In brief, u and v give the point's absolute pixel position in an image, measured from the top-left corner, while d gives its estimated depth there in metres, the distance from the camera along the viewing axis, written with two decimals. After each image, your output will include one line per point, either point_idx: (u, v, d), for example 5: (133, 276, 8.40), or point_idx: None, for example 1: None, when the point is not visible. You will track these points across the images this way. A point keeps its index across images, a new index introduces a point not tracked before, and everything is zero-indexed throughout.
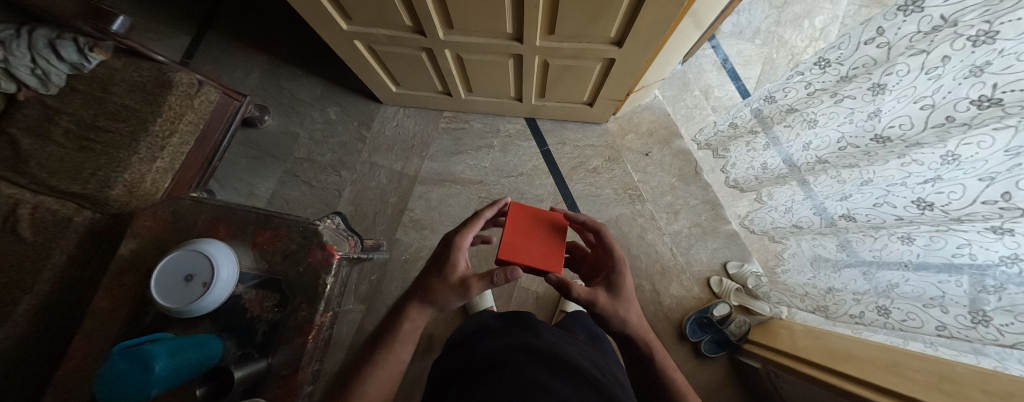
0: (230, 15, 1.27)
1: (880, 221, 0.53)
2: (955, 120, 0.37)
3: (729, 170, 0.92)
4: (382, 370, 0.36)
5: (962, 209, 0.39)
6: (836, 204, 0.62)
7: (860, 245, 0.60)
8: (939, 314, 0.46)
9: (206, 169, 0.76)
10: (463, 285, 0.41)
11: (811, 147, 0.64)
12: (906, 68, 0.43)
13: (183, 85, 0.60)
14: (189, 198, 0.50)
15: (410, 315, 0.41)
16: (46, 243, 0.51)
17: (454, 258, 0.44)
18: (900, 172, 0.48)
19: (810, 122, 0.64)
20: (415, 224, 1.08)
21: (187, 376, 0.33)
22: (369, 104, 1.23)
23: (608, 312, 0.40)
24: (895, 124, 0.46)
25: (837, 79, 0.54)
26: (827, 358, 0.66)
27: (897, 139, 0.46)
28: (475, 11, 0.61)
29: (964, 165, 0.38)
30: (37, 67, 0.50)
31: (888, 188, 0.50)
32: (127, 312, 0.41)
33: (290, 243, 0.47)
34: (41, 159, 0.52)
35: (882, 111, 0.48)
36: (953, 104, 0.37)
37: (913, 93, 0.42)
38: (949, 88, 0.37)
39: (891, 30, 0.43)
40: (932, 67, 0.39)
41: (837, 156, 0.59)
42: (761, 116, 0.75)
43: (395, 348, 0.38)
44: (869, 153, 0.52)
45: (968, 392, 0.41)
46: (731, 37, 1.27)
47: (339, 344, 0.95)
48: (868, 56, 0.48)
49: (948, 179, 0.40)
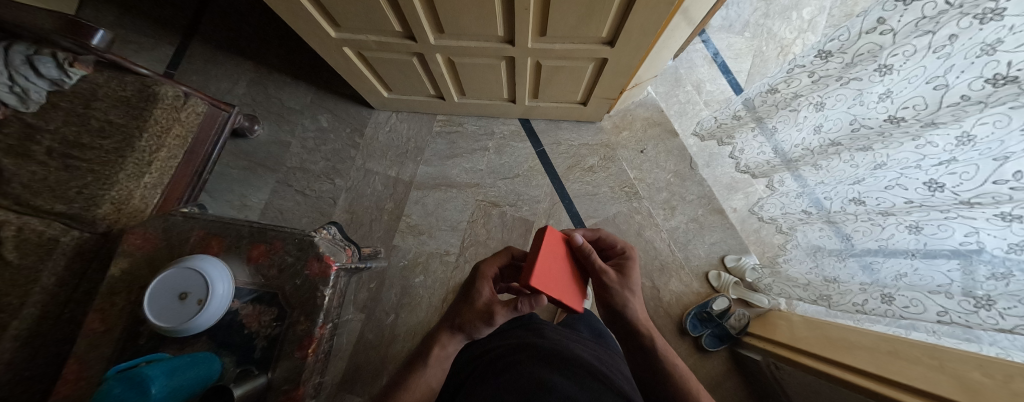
0: (213, 23, 1.24)
1: (891, 205, 0.52)
2: (970, 99, 0.35)
3: (739, 156, 0.91)
4: (412, 393, 0.37)
5: (973, 190, 0.37)
6: (848, 188, 0.60)
7: (867, 235, 0.59)
8: (943, 300, 0.47)
9: (197, 181, 0.75)
10: (484, 310, 0.39)
11: (822, 130, 0.61)
12: (913, 49, 0.41)
13: (168, 98, 0.59)
14: (180, 214, 0.48)
15: (443, 342, 0.41)
16: (33, 265, 0.49)
17: (480, 286, 0.43)
18: (914, 155, 0.45)
19: (818, 105, 0.62)
20: (411, 229, 1.08)
21: (186, 395, 0.32)
22: (360, 110, 1.22)
23: (615, 288, 0.43)
24: (910, 104, 0.43)
25: (842, 66, 0.53)
26: (825, 346, 0.69)
27: (911, 119, 0.43)
28: (465, 15, 0.60)
29: (979, 146, 0.36)
30: (14, 85, 0.49)
31: (901, 171, 0.48)
32: (122, 333, 0.41)
33: (286, 256, 0.45)
34: (28, 180, 0.50)
35: (893, 92, 0.45)
36: (967, 82, 0.34)
37: (924, 73, 0.40)
38: (962, 67, 0.35)
39: (894, 17, 0.42)
40: (940, 45, 0.37)
41: (850, 139, 0.56)
42: (766, 104, 0.74)
43: (425, 372, 0.39)
44: (883, 134, 0.49)
45: (970, 376, 0.42)
46: (721, 31, 1.27)
47: (340, 353, 0.94)
48: (873, 43, 0.46)
49: (962, 161, 0.38)
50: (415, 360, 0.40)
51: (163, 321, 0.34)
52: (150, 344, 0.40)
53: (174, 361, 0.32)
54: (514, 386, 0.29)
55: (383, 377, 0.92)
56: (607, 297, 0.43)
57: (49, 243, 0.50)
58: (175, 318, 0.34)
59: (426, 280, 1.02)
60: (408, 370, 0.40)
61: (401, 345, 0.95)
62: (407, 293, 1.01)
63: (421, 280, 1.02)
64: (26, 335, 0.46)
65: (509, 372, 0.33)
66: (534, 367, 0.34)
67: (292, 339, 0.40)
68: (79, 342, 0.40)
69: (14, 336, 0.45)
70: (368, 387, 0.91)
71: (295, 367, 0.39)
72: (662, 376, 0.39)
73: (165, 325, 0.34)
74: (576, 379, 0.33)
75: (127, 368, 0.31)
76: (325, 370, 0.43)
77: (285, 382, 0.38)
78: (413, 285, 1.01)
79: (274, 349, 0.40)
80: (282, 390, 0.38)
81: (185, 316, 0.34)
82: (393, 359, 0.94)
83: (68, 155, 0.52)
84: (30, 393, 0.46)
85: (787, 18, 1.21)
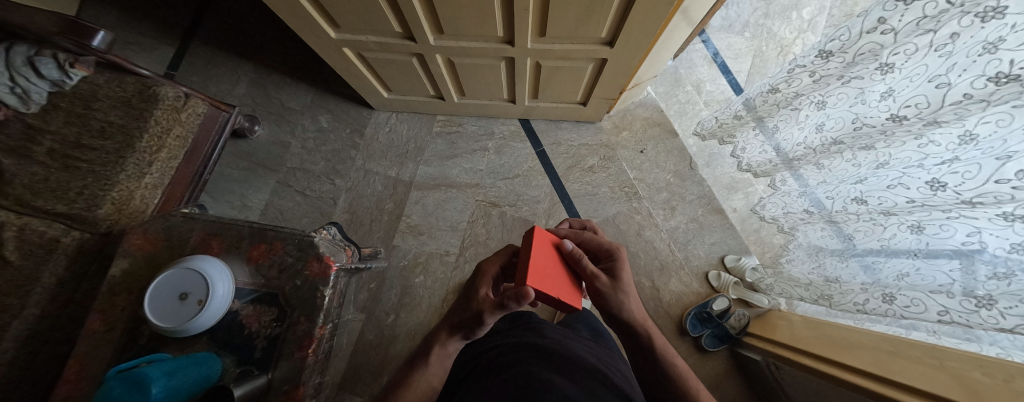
0: (214, 24, 1.25)
1: (893, 205, 0.51)
2: (973, 97, 0.35)
3: (740, 155, 0.90)
4: (412, 392, 0.37)
5: (976, 189, 0.37)
6: (850, 188, 0.60)
7: (868, 235, 0.59)
8: (944, 299, 0.46)
9: (198, 182, 0.75)
10: (476, 310, 0.38)
11: (824, 129, 0.61)
12: (915, 47, 0.41)
13: (169, 99, 0.59)
14: (180, 215, 0.48)
15: (442, 340, 0.41)
16: (34, 266, 0.49)
17: (479, 283, 0.43)
18: (917, 154, 0.45)
19: (819, 104, 0.62)
20: (411, 230, 1.08)
21: (187, 394, 0.32)
22: (360, 110, 1.22)
23: (608, 293, 0.42)
24: (912, 103, 0.43)
25: (843, 65, 0.53)
26: (825, 346, 0.69)
27: (914, 118, 0.43)
28: (464, 15, 0.60)
29: (981, 145, 0.36)
30: (15, 85, 0.49)
31: (903, 170, 0.48)
32: (123, 333, 0.41)
33: (286, 257, 0.45)
34: (29, 180, 0.51)
35: (895, 91, 0.45)
36: (969, 81, 0.34)
37: (926, 72, 0.40)
38: (963, 66, 0.35)
39: (895, 17, 0.42)
40: (941, 44, 0.37)
41: (851, 138, 0.56)
42: (767, 103, 0.74)
43: (425, 370, 0.39)
44: (886, 133, 0.49)
45: (971, 376, 0.42)
46: (721, 31, 1.27)
47: (340, 353, 0.94)
48: (874, 42, 0.46)
49: (965, 160, 0.38)
50: (416, 360, 0.41)
51: (160, 322, 0.34)
52: (152, 344, 0.41)
53: (180, 361, 0.33)
54: (516, 384, 0.30)
55: (383, 377, 0.92)
56: (603, 302, 0.43)
57: (51, 244, 0.50)
58: (172, 319, 0.34)
59: (426, 280, 1.02)
60: (409, 369, 0.40)
61: (401, 345, 0.96)
62: (407, 293, 1.01)
63: (421, 280, 1.02)
64: (27, 336, 0.46)
65: (511, 369, 0.34)
66: (535, 364, 0.35)
67: (292, 339, 0.41)
68: (79, 343, 0.40)
69: (14, 337, 0.45)
70: (367, 387, 0.91)
71: (295, 366, 0.39)
72: (659, 374, 0.39)
73: (165, 327, 0.35)
74: (577, 377, 0.34)
75: (127, 368, 0.31)
76: (326, 370, 0.43)
77: (285, 381, 0.38)
78: (413, 286, 1.01)
79: (274, 350, 0.40)
80: (283, 390, 0.38)
81: (185, 317, 0.34)
82: (393, 359, 0.94)
83: (69, 156, 0.52)
84: (32, 393, 0.46)
85: (787, 18, 1.21)
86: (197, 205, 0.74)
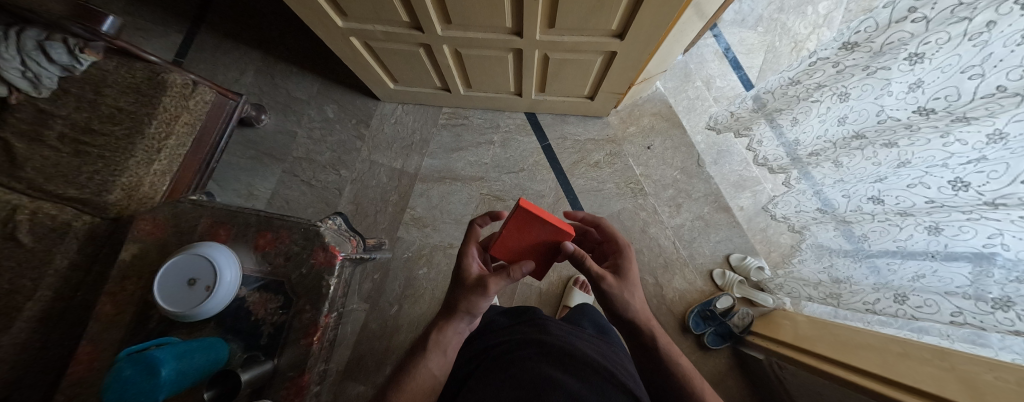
0: (221, 12, 1.24)
1: (910, 204, 0.50)
2: (1006, 90, 0.33)
3: (756, 148, 0.87)
4: (413, 379, 0.38)
5: (999, 190, 0.36)
6: (869, 187, 0.58)
7: (883, 236, 0.58)
8: (959, 301, 0.46)
9: (205, 170, 0.75)
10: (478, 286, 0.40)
11: (846, 121, 0.59)
12: (947, 36, 0.39)
13: (178, 86, 0.59)
14: (188, 201, 0.49)
15: (439, 325, 0.42)
16: (47, 249, 0.49)
17: (465, 262, 0.45)
18: (942, 153, 0.44)
19: (842, 95, 0.60)
20: (416, 222, 1.08)
21: (191, 382, 0.32)
22: (366, 101, 1.22)
23: (616, 292, 0.42)
24: (941, 95, 0.41)
25: (870, 55, 0.51)
26: (829, 347, 0.68)
27: (942, 111, 0.41)
28: (470, 4, 0.59)
29: (1012, 144, 0.34)
30: (27, 69, 0.49)
31: (926, 169, 0.46)
32: (133, 317, 0.42)
33: (292, 245, 0.45)
34: (37, 164, 0.51)
35: (925, 82, 0.43)
36: (1004, 73, 0.33)
37: (958, 62, 0.38)
38: (1000, 56, 0.33)
39: (927, 5, 0.40)
40: (976, 33, 0.35)
41: (874, 132, 0.54)
42: (787, 96, 0.72)
43: (426, 357, 0.39)
44: (911, 128, 0.48)
45: (981, 378, 0.41)
46: (733, 25, 1.24)
47: (344, 342, 0.96)
48: (905, 31, 0.44)
49: (993, 159, 0.37)
50: (419, 345, 0.41)
51: (167, 307, 0.35)
52: (162, 327, 0.41)
53: (188, 349, 0.33)
54: (523, 378, 0.30)
55: (385, 366, 0.94)
56: (608, 300, 0.43)
57: (61, 229, 0.51)
58: (175, 302, 0.35)
59: (429, 272, 1.03)
60: (412, 352, 0.41)
61: (404, 334, 0.97)
62: (409, 284, 1.02)
63: (424, 272, 1.03)
64: (41, 317, 0.47)
65: (517, 363, 0.34)
66: (539, 358, 0.36)
67: (297, 328, 0.41)
68: (88, 327, 0.40)
69: (25, 320, 0.46)
70: (370, 375, 0.93)
71: (299, 355, 0.39)
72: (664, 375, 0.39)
73: (173, 313, 0.35)
74: (584, 374, 0.34)
75: (138, 352, 0.32)
76: (331, 358, 0.44)
77: (291, 367, 0.39)
78: (416, 277, 1.02)
79: (278, 337, 0.41)
80: (286, 376, 0.38)
81: (193, 303, 0.35)
82: (396, 348, 0.96)
83: (78, 141, 0.53)
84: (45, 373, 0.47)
85: (801, 13, 1.18)
86: (204, 192, 0.75)
